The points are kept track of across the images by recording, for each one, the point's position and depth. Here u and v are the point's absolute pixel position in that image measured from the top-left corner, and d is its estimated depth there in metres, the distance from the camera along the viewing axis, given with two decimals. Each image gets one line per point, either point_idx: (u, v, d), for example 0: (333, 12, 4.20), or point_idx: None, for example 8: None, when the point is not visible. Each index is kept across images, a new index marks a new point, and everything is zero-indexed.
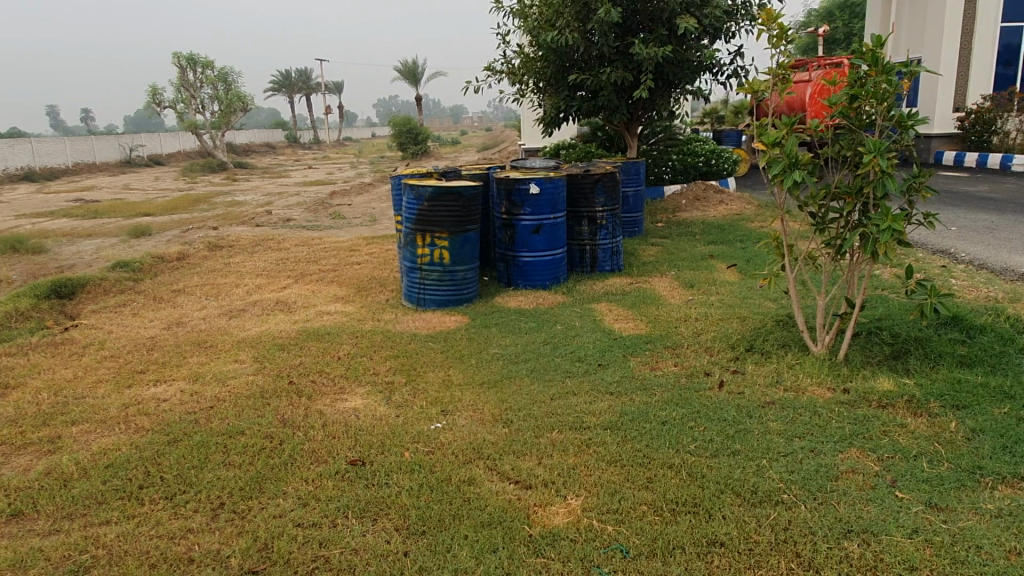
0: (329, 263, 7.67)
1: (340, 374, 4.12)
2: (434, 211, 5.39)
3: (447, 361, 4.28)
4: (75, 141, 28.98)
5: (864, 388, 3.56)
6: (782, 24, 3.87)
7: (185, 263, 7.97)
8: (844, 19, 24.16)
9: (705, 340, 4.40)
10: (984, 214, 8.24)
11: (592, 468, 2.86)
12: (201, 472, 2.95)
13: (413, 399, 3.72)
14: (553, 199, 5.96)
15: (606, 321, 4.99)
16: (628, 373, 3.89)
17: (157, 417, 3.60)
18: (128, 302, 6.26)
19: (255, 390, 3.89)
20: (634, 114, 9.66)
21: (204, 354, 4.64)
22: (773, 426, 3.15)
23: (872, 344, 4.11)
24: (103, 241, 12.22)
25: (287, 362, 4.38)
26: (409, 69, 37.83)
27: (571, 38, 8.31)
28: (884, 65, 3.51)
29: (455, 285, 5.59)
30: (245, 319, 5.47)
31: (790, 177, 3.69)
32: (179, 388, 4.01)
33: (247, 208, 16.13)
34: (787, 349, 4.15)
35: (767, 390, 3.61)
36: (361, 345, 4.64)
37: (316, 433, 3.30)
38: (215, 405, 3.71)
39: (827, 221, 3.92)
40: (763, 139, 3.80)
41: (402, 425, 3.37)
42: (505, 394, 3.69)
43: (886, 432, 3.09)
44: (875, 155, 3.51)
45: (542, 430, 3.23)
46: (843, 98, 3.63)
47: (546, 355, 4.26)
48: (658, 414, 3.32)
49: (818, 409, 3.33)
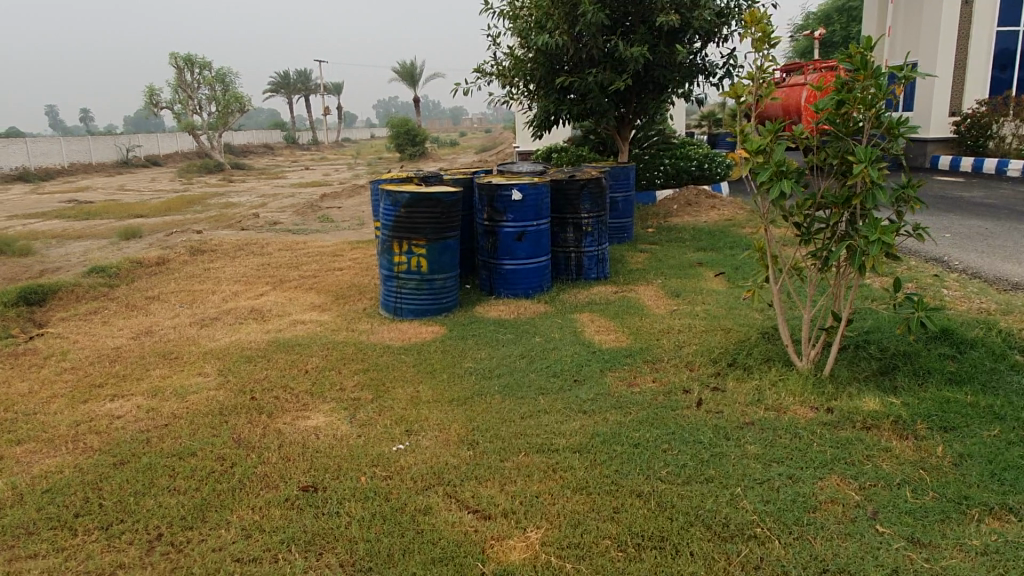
0: (311, 269, 7.51)
1: (305, 389, 3.95)
2: (412, 217, 5.22)
3: (418, 374, 4.12)
4: (71, 142, 28.83)
5: (849, 407, 3.40)
6: (765, 26, 3.72)
7: (165, 267, 7.81)
8: (841, 22, 24.09)
9: (686, 353, 4.23)
10: (979, 220, 8.09)
11: (556, 496, 2.69)
12: (143, 499, 2.80)
13: (378, 417, 3.55)
14: (537, 204, 5.79)
15: (587, 332, 4.83)
16: (604, 390, 3.73)
17: (107, 436, 3.43)
18: (99, 310, 6.08)
19: (214, 406, 3.72)
20: (625, 117, 9.50)
21: (168, 366, 4.47)
22: (750, 449, 2.99)
23: (859, 359, 3.94)
24: (91, 243, 12.06)
25: (252, 375, 4.21)
26: (406, 70, 37.72)
27: (560, 41, 8.15)
28: (873, 70, 3.35)
29: (434, 295, 5.41)
30: (216, 329, 5.30)
31: (775, 186, 3.53)
32: (136, 404, 3.84)
33: (239, 210, 15.98)
34: (771, 364, 3.99)
35: (747, 409, 3.44)
36: (331, 358, 4.47)
37: (270, 455, 3.13)
38: (170, 423, 3.54)
39: (813, 231, 3.75)
40: (747, 146, 3.64)
41: (361, 446, 3.21)
42: (474, 412, 3.53)
43: (870, 457, 2.92)
44: (865, 164, 3.34)
45: (508, 453, 3.07)
46: (831, 104, 3.47)
47: (521, 370, 4.10)
48: (630, 436, 3.16)
49: (799, 430, 3.16)
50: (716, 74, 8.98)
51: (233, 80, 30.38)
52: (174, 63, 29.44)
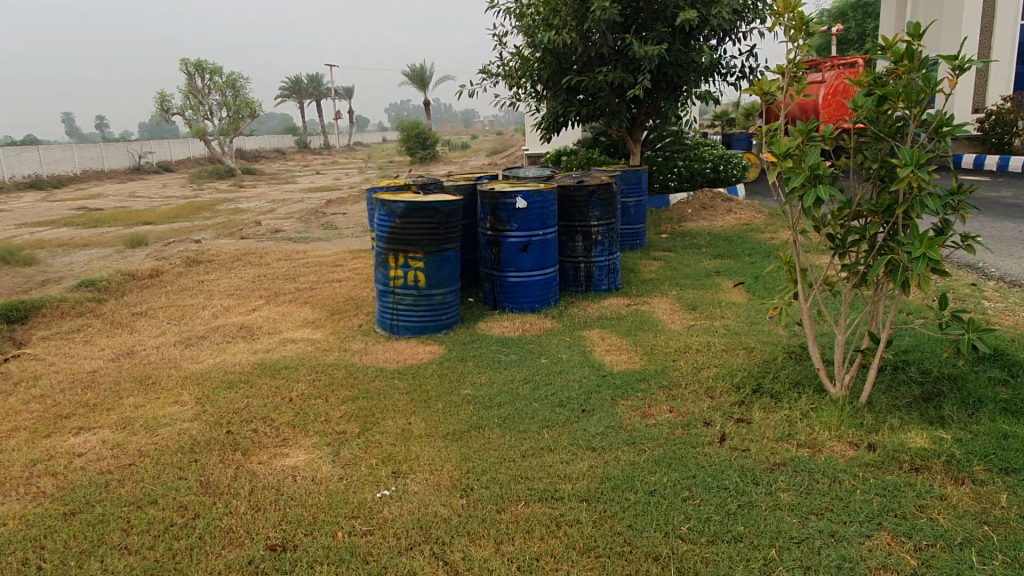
0: (308, 280, 7.18)
1: (287, 421, 3.60)
2: (407, 228, 4.86)
3: (411, 404, 3.75)
4: (83, 148, 28.76)
5: (894, 443, 3.00)
6: (803, 12, 3.35)
7: (159, 280, 7.48)
8: (856, 19, 23.59)
9: (706, 377, 3.84)
10: (1012, 223, 7.61)
11: (560, 560, 2.34)
12: (88, 563, 2.46)
13: (364, 455, 3.19)
14: (542, 213, 5.42)
15: (597, 352, 4.45)
16: (614, 422, 3.35)
17: (64, 478, 3.10)
18: (83, 328, 5.77)
19: (186, 442, 3.38)
20: (637, 118, 9.10)
21: (143, 393, 4.13)
22: (784, 498, 2.62)
23: (898, 385, 3.54)
24: (95, 252, 11.79)
25: (231, 405, 3.86)
26: (416, 73, 37.48)
27: (569, 39, 7.77)
28: (920, 62, 2.99)
29: (432, 311, 5.04)
30: (200, 349, 4.96)
31: (808, 194, 3.13)
32: (101, 438, 3.51)
33: (247, 217, 15.72)
34: (801, 391, 3.59)
35: (776, 446, 3.05)
36: (318, 383, 4.11)
37: (239, 504, 2.78)
38: (136, 462, 3.20)
39: (848, 243, 3.35)
40: (775, 148, 3.24)
41: (341, 493, 2.84)
42: (471, 450, 3.16)
43: (924, 509, 2.53)
44: (911, 166, 2.95)
45: (506, 502, 2.70)
46: (870, 100, 3.10)
47: (524, 398, 3.72)
48: (645, 481, 2.78)
49: (838, 474, 2.77)
50: (734, 73, 8.58)
51: (243, 85, 30.17)
52: (185, 69, 29.28)
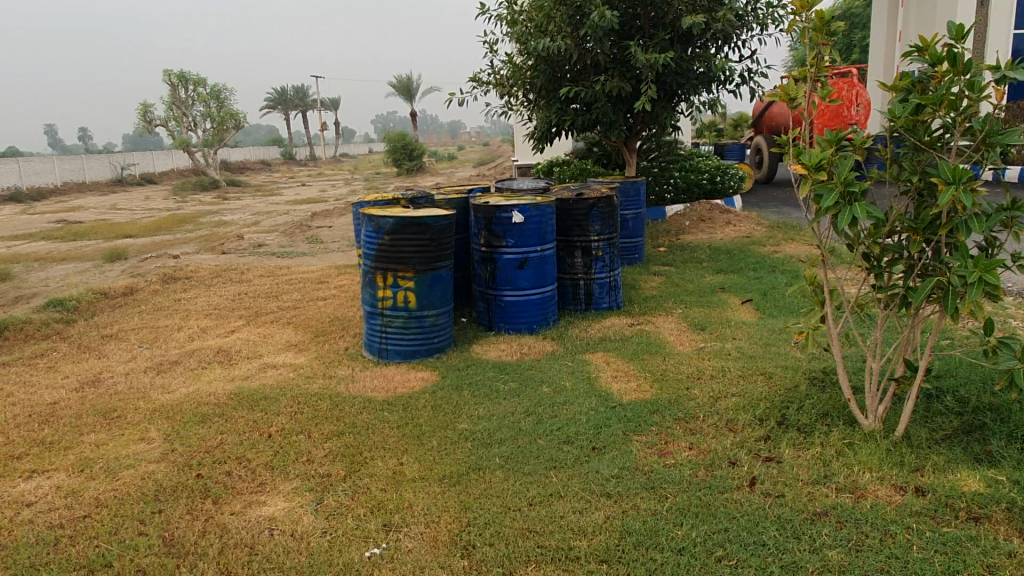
0: (291, 298, 6.80)
1: (264, 462, 3.23)
2: (397, 245, 4.52)
3: (402, 441, 3.39)
4: (65, 160, 28.18)
5: (944, 485, 2.70)
6: (821, 10, 3.02)
7: (134, 298, 7.08)
8: (845, 30, 23.63)
9: (724, 409, 3.52)
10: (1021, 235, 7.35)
11: None
12: None
13: (351, 503, 2.83)
14: (540, 227, 5.10)
15: (603, 379, 4.13)
16: (629, 463, 3.01)
17: (8, 535, 2.73)
18: (48, 352, 5.37)
19: (150, 487, 3.02)
20: (633, 128, 8.80)
21: (108, 429, 3.75)
22: (833, 557, 2.33)
23: (934, 416, 3.24)
24: (73, 266, 11.32)
25: (202, 442, 3.48)
26: (403, 83, 37.11)
27: (563, 45, 7.47)
28: (964, 65, 2.70)
29: (424, 334, 4.70)
30: (173, 377, 4.58)
31: (844, 213, 2.81)
32: (57, 483, 3.14)
33: (231, 229, 15.31)
34: (830, 424, 3.26)
35: (814, 491, 2.74)
36: (299, 417, 3.73)
37: (206, 567, 2.46)
38: (92, 513, 2.84)
39: (885, 264, 3.03)
40: (804, 160, 2.91)
41: (326, 552, 2.51)
42: (471, 497, 2.82)
43: (993, 570, 2.24)
44: (953, 185, 2.63)
45: (515, 563, 2.39)
46: (907, 108, 2.79)
47: (526, 434, 3.37)
48: (672, 536, 2.47)
49: (889, 526, 2.47)
50: (733, 81, 8.31)
51: (229, 96, 29.76)
52: (168, 80, 28.83)
